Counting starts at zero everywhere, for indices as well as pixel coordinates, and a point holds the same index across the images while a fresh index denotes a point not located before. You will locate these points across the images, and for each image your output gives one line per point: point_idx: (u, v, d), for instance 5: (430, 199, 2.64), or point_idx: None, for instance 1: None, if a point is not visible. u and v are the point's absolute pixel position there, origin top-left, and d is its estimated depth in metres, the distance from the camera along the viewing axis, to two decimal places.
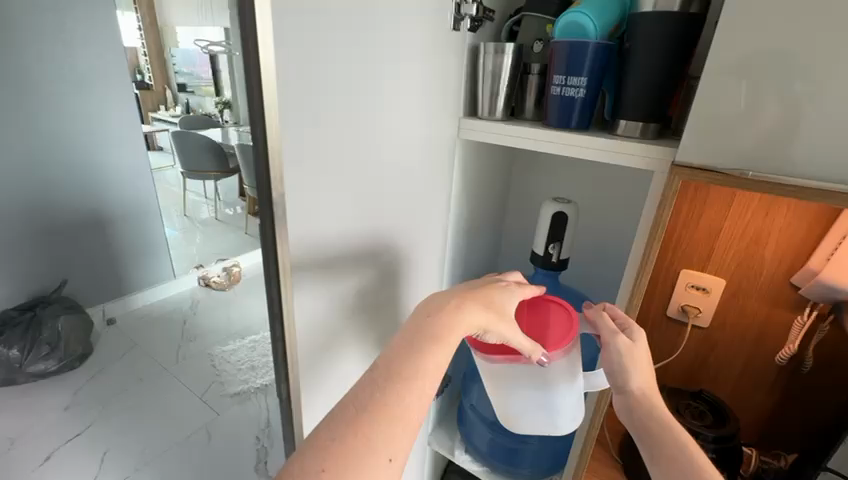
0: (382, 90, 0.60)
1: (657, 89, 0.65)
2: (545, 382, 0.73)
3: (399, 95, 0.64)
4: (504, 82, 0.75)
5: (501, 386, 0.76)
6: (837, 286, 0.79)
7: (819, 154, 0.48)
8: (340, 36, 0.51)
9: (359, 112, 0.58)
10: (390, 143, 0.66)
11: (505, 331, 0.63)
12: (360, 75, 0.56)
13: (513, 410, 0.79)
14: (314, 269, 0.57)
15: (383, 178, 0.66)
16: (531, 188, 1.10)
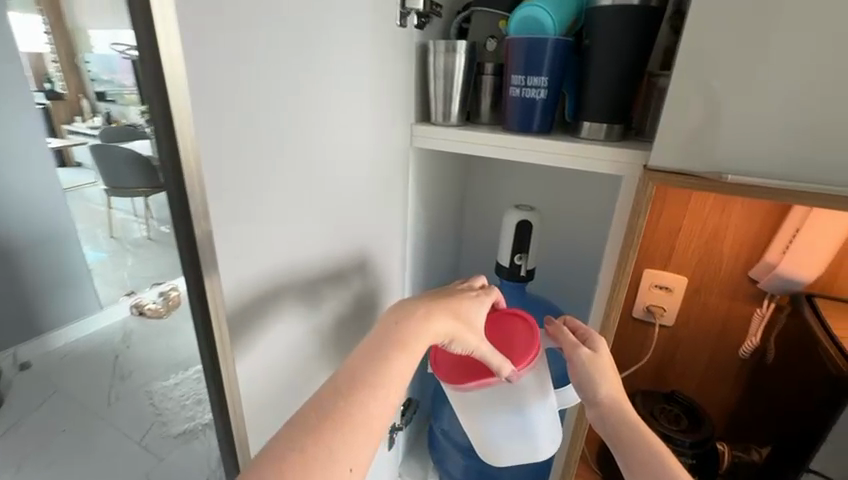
0: (326, 101, 0.51)
1: (620, 88, 0.61)
2: (516, 404, 0.67)
3: (347, 105, 0.55)
4: (458, 84, 0.69)
5: (471, 412, 0.69)
6: (795, 276, 0.80)
7: (796, 156, 0.46)
8: (273, 39, 0.42)
9: (300, 129, 0.48)
10: (340, 161, 0.56)
11: (472, 343, 0.55)
12: (300, 86, 0.47)
13: (491, 440, 0.73)
14: (252, 315, 0.47)
15: (333, 201, 0.57)
16: (490, 194, 1.05)
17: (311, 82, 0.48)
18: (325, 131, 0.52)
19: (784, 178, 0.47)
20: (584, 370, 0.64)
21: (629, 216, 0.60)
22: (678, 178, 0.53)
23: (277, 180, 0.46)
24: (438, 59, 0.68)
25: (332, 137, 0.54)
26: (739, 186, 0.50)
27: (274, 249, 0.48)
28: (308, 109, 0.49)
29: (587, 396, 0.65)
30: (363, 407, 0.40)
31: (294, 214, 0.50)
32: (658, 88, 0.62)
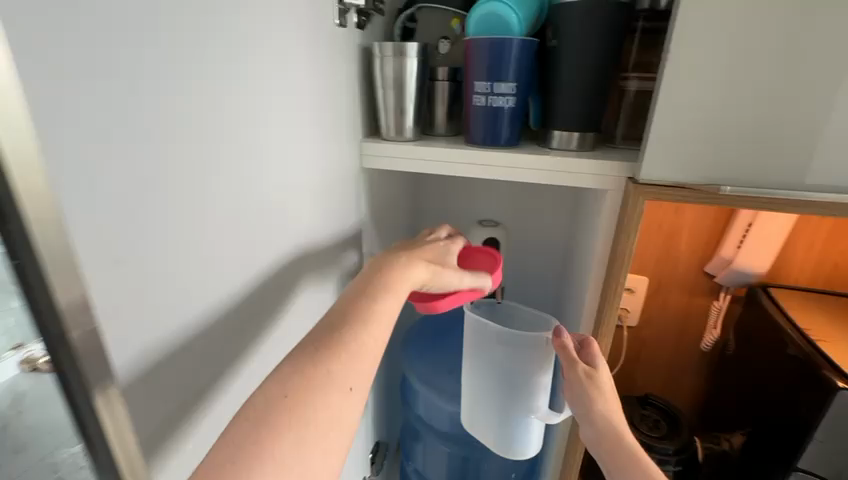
0: (253, 135, 0.40)
1: (591, 93, 0.56)
2: (511, 356, 0.63)
3: (281, 136, 0.44)
4: (411, 93, 0.59)
5: (466, 359, 0.68)
6: (750, 269, 0.82)
7: (786, 162, 0.45)
8: (169, 60, 0.31)
9: (222, 174, 0.37)
10: (277, 204, 0.45)
11: (443, 276, 0.53)
12: (215, 119, 0.35)
13: (481, 398, 0.68)
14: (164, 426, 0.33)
15: (273, 256, 0.46)
16: (441, 211, 0.96)
17: (231, 113, 0.37)
18: (255, 172, 0.41)
19: (771, 181, 0.46)
20: (578, 386, 0.57)
21: (615, 234, 0.54)
22: (672, 193, 0.48)
23: (192, 245, 0.34)
24: (385, 64, 0.57)
25: (265, 177, 0.43)
26: (737, 196, 0.47)
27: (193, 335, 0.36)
28: (230, 148, 0.37)
29: (579, 414, 0.58)
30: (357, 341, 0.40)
31: (220, 283, 0.38)
32: (625, 93, 0.59)
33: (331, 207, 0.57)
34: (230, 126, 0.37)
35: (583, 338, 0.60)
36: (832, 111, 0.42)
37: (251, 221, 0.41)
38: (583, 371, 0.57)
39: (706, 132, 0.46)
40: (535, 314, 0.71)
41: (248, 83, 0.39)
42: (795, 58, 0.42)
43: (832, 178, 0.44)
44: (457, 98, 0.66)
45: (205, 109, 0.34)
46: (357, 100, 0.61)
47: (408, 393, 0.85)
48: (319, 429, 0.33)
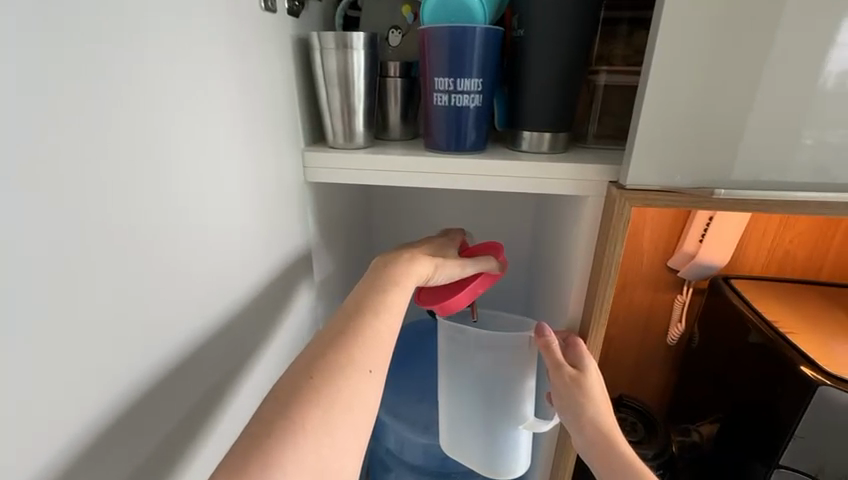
0: (147, 165, 0.32)
1: (562, 88, 0.51)
2: (498, 356, 0.57)
3: (191, 162, 0.36)
4: (360, 92, 0.51)
5: (448, 362, 0.60)
6: (711, 262, 0.82)
7: (771, 163, 0.43)
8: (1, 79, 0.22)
9: (98, 219, 0.28)
10: (190, 245, 0.37)
11: (450, 268, 0.54)
12: (82, 150, 0.27)
13: (462, 408, 0.61)
14: None
15: (187, 312, 0.37)
16: (395, 221, 0.88)
17: (108, 138, 0.29)
18: (154, 210, 0.33)
19: (753, 180, 0.44)
20: (564, 394, 0.51)
21: (597, 244, 0.50)
22: (659, 198, 0.45)
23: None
24: (328, 58, 0.49)
25: (171, 215, 0.34)
26: (734, 199, 0.44)
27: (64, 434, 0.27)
28: (110, 184, 0.29)
29: (568, 423, 0.52)
30: (367, 329, 0.43)
31: (105, 358, 0.29)
32: (597, 91, 0.57)
33: (269, 235, 0.49)
34: (108, 156, 0.29)
35: (569, 336, 0.54)
36: (810, 105, 0.41)
37: (149, 272, 0.32)
38: (569, 376, 0.51)
39: (689, 130, 0.43)
40: (517, 320, 0.65)
41: (133, 99, 0.30)
42: (775, 52, 0.40)
43: (808, 175, 0.43)
44: (411, 98, 0.59)
45: (63, 136, 0.26)
46: (297, 103, 0.52)
47: (374, 427, 0.76)
48: (340, 408, 0.37)
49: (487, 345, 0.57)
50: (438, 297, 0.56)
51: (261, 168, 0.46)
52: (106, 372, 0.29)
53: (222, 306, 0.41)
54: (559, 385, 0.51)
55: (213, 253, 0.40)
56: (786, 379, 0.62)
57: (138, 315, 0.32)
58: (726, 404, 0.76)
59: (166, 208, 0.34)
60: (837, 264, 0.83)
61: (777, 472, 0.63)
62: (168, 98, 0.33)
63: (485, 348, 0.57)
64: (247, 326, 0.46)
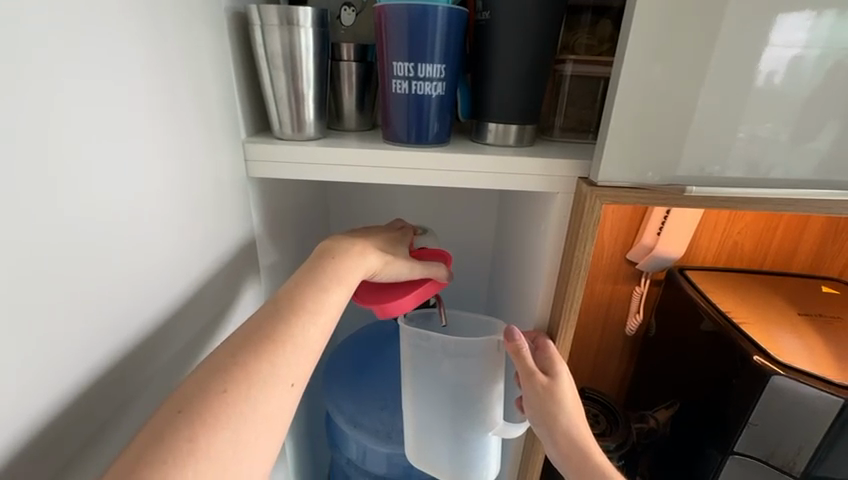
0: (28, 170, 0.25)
1: (529, 79, 0.48)
2: (467, 359, 0.54)
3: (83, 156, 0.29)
4: (309, 77, 0.45)
5: (415, 368, 0.57)
6: (669, 256, 0.83)
7: (738, 161, 0.42)
8: None
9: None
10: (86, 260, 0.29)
11: (398, 269, 0.51)
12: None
13: (430, 414, 0.58)
14: None
15: (81, 342, 0.30)
16: (353, 217, 0.83)
17: None
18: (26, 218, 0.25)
19: (721, 177, 0.43)
20: (537, 402, 0.50)
21: (567, 241, 0.48)
22: (629, 195, 0.44)
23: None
24: (270, 37, 0.43)
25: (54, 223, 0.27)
26: (702, 197, 0.43)
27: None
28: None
29: (540, 430, 0.51)
30: (300, 332, 0.38)
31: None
32: (564, 82, 0.54)
33: (205, 239, 0.42)
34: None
35: (538, 338, 0.52)
36: (776, 103, 0.40)
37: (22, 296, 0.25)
38: (541, 384, 0.49)
39: (660, 125, 0.41)
40: (481, 319, 0.62)
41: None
42: (746, 46, 0.39)
43: (773, 173, 0.43)
44: (368, 87, 0.54)
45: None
46: (236, 87, 0.46)
47: (334, 436, 0.72)
48: (254, 427, 0.32)
49: (454, 350, 0.54)
50: (376, 299, 0.52)
51: (188, 162, 0.39)
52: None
53: (135, 330, 0.34)
54: (532, 393, 0.50)
55: (121, 268, 0.32)
56: (741, 368, 0.64)
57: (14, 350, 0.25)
58: (684, 392, 0.77)
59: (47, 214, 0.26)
60: (779, 254, 0.87)
61: (733, 458, 0.66)
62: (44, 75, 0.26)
63: (452, 355, 0.55)
64: (175, 347, 0.39)
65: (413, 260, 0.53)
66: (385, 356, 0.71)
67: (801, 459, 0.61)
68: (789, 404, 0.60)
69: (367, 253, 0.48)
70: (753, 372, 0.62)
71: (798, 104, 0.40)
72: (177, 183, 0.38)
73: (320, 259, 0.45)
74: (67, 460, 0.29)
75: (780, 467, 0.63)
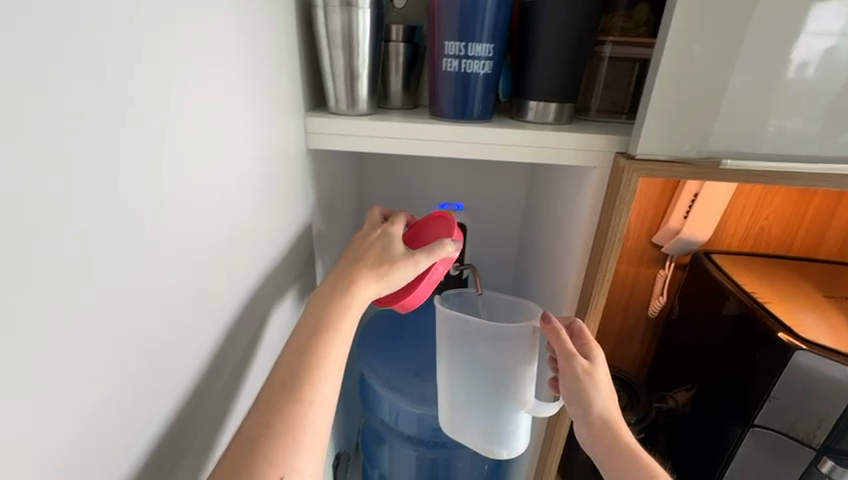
0: (175, 135, 0.29)
1: (570, 60, 0.50)
2: (506, 339, 0.57)
3: (196, 129, 0.33)
4: (365, 55, 0.49)
5: (455, 345, 0.60)
6: (694, 238, 0.85)
7: (771, 137, 0.45)
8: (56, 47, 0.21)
9: (105, 190, 0.24)
10: (197, 222, 0.33)
11: (404, 268, 0.49)
12: (89, 106, 0.23)
13: (465, 388, 0.61)
14: None
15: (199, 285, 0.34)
16: (388, 193, 0.87)
17: (138, 98, 0.26)
18: (161, 181, 0.29)
19: (754, 152, 0.45)
20: (575, 383, 0.53)
21: (602, 212, 0.51)
22: (666, 170, 0.46)
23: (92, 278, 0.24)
24: (331, 17, 0.46)
25: (177, 187, 0.31)
26: (736, 171, 0.45)
27: (97, 408, 0.25)
28: (117, 148, 0.25)
29: (573, 408, 0.54)
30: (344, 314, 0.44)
31: (130, 335, 0.27)
32: (601, 64, 0.56)
33: (271, 204, 0.47)
34: (117, 116, 0.25)
35: (573, 325, 0.55)
36: (816, 82, 0.42)
37: (158, 245, 0.29)
38: (581, 367, 0.53)
39: (701, 101, 0.44)
40: (514, 300, 0.64)
41: (151, 46, 0.27)
42: (787, 26, 0.40)
43: (809, 149, 0.45)
44: (413, 67, 0.57)
45: (69, 87, 0.22)
46: (300, 65, 0.51)
47: (369, 399, 0.77)
48: None
49: (488, 332, 0.57)
50: (395, 298, 0.52)
51: (264, 133, 0.43)
52: (137, 346, 0.28)
53: (230, 280, 0.39)
54: (571, 376, 0.53)
55: (218, 228, 0.37)
56: (765, 345, 0.66)
57: (154, 289, 0.29)
58: (704, 370, 0.80)
59: (173, 180, 0.30)
60: (808, 239, 0.88)
61: (753, 431, 0.68)
62: (175, 55, 0.30)
63: (487, 336, 0.58)
64: (251, 297, 0.44)
65: (416, 255, 0.50)
66: (418, 325, 0.75)
67: (821, 431, 0.63)
68: (812, 378, 0.62)
69: (368, 270, 0.48)
70: (777, 347, 0.64)
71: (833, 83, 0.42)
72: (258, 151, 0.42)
73: (335, 280, 0.48)
74: (183, 383, 0.34)
75: (799, 439, 0.65)
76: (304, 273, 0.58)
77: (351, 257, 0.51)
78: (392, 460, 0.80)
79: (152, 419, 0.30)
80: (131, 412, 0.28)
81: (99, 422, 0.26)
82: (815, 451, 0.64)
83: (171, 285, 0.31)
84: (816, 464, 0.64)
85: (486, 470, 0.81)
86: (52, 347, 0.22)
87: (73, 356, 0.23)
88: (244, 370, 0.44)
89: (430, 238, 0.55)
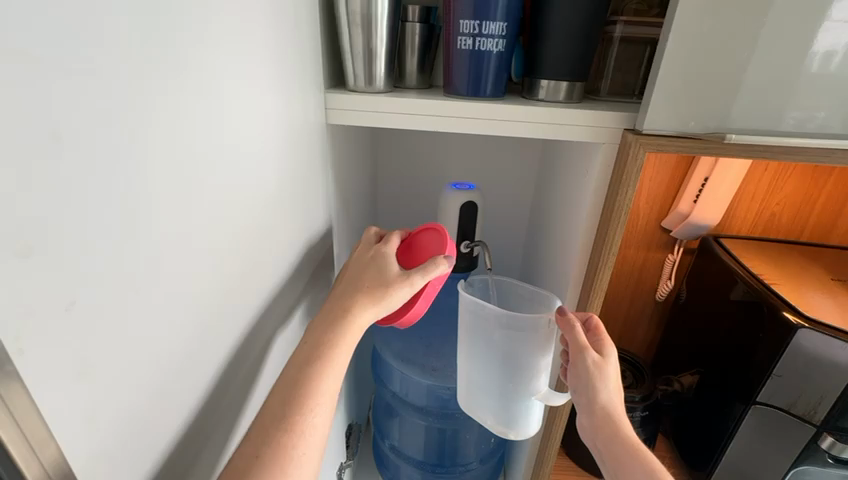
0: (208, 101, 0.33)
1: (581, 39, 0.52)
2: (519, 331, 0.57)
3: (232, 100, 0.36)
4: (382, 34, 0.52)
5: (472, 332, 0.61)
6: (704, 223, 0.85)
7: (772, 112, 0.47)
8: (115, 16, 0.24)
9: (160, 146, 0.28)
10: (232, 185, 0.37)
11: (401, 288, 0.49)
12: (148, 70, 0.27)
13: (482, 373, 0.62)
14: (115, 442, 0.26)
15: (234, 239, 0.38)
16: (402, 173, 0.90)
17: (180, 65, 0.29)
18: (204, 144, 0.33)
19: (756, 126, 0.47)
20: (585, 374, 0.55)
21: (610, 186, 0.53)
22: (672, 143, 0.49)
23: (152, 222, 0.28)
24: None
25: (216, 152, 0.34)
26: (741, 145, 0.48)
27: (157, 338, 0.29)
28: (169, 110, 0.29)
29: (580, 400, 0.56)
30: (364, 298, 0.47)
31: (181, 277, 0.31)
32: (614, 44, 0.57)
33: (295, 174, 0.50)
34: (170, 81, 0.29)
35: (590, 321, 0.57)
36: (813, 58, 0.44)
37: (202, 201, 0.33)
38: (593, 361, 0.54)
39: (703, 78, 0.46)
40: (533, 291, 0.64)
41: (192, 17, 0.30)
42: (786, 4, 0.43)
43: (807, 124, 0.47)
44: (429, 48, 0.59)
45: (132, 51, 0.25)
46: (320, 42, 0.53)
47: (381, 372, 0.80)
48: None
49: (505, 322, 0.57)
50: (395, 317, 0.54)
51: (287, 107, 0.46)
52: (185, 285, 0.32)
53: (259, 237, 0.43)
54: (582, 367, 0.54)
55: (249, 193, 0.40)
56: (768, 323, 0.68)
57: (199, 239, 0.33)
58: (709, 351, 0.81)
59: (212, 145, 0.34)
60: (819, 228, 0.88)
61: (755, 408, 0.70)
62: (215, 30, 0.33)
63: (503, 326, 0.57)
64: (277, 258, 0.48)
65: (410, 275, 0.50)
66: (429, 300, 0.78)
67: (822, 407, 0.64)
68: (813, 356, 0.64)
69: (363, 292, 0.48)
70: (781, 327, 0.65)
71: (832, 60, 0.44)
72: (283, 123, 0.45)
73: (341, 290, 0.49)
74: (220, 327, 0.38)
75: (800, 416, 0.67)
76: (323, 245, 0.61)
77: (355, 268, 0.52)
78: (403, 431, 0.83)
79: (197, 357, 0.34)
80: (183, 347, 0.32)
81: (160, 350, 0.30)
82: (815, 428, 0.65)
83: (212, 238, 0.35)
84: (817, 442, 0.66)
85: (493, 442, 0.84)
86: (124, 278, 0.26)
87: (139, 289, 0.27)
88: (271, 328, 0.47)
89: (433, 245, 0.55)
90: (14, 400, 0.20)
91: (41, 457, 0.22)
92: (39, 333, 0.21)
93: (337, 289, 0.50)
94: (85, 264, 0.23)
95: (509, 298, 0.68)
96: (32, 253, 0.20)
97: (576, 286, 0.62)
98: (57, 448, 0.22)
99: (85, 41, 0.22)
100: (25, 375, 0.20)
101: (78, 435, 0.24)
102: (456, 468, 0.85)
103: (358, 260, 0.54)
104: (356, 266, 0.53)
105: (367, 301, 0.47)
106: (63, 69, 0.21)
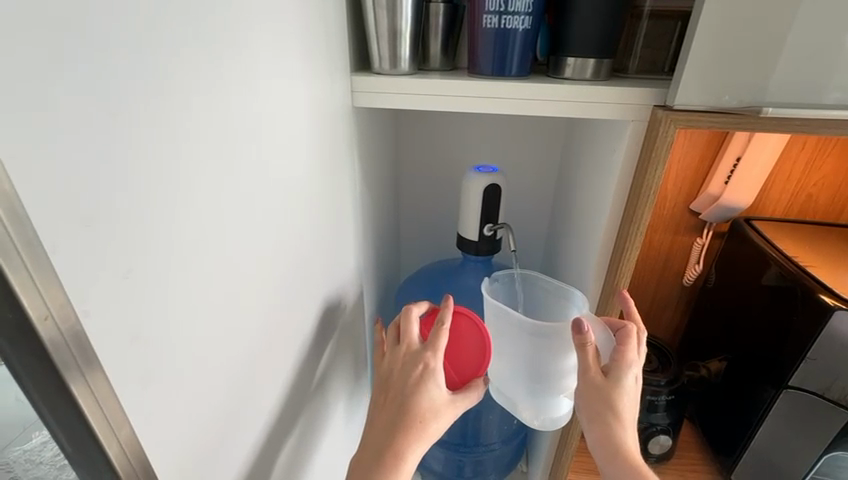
0: (244, 82, 0.34)
1: (609, 15, 0.51)
2: (543, 335, 0.58)
3: (268, 80, 0.38)
4: (407, 15, 0.53)
5: (500, 331, 0.62)
6: (735, 205, 0.82)
7: (809, 86, 0.45)
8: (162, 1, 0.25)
9: (205, 123, 0.30)
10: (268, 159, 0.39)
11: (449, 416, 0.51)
12: (189, 47, 0.28)
13: (511, 375, 0.63)
14: (168, 404, 0.29)
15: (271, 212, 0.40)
16: (425, 157, 0.90)
17: (218, 48, 0.31)
18: (241, 123, 0.34)
19: (791, 101, 0.46)
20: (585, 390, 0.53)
21: (640, 163, 0.52)
22: (704, 118, 0.48)
23: (197, 196, 0.29)
24: None
25: (255, 129, 0.36)
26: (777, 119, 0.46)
27: (204, 310, 0.31)
28: (213, 91, 0.30)
29: None
30: (415, 431, 0.47)
31: (223, 253, 0.33)
32: (642, 19, 0.56)
33: (325, 155, 0.51)
34: (211, 63, 0.30)
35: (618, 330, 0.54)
36: None
37: (243, 184, 0.35)
38: (593, 378, 0.52)
39: (737, 52, 0.45)
40: (557, 285, 0.64)
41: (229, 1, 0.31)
42: None
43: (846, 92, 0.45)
44: (452, 27, 0.59)
45: (180, 35, 0.27)
46: (346, 25, 0.54)
47: None
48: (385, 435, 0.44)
49: (530, 329, 0.58)
50: None
51: (316, 89, 0.47)
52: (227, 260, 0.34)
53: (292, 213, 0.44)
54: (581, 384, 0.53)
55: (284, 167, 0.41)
56: (804, 305, 0.66)
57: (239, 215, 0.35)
58: (739, 336, 0.79)
59: (250, 127, 0.35)
60: None
61: (787, 393, 0.69)
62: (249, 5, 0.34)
63: (530, 331, 0.58)
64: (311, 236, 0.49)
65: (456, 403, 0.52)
66: (455, 284, 0.79)
67: None
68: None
69: (418, 426, 0.48)
70: (817, 309, 0.64)
71: None
72: (312, 101, 0.47)
73: (389, 412, 0.50)
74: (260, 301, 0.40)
75: (836, 401, 0.65)
76: (350, 224, 0.63)
77: (402, 379, 0.52)
78: None
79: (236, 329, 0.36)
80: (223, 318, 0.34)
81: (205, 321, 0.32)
82: None
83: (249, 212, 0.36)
84: None
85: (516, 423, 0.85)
86: (173, 250, 0.28)
87: (187, 258, 0.29)
88: (302, 304, 0.49)
89: (472, 350, 0.57)
90: (84, 364, 0.22)
91: (120, 440, 0.25)
92: (102, 301, 0.23)
93: (382, 404, 0.51)
94: (140, 237, 0.25)
95: (534, 286, 0.69)
96: (95, 223, 0.22)
97: (601, 266, 0.61)
98: (114, 396, 0.24)
99: (134, 24, 0.24)
100: (99, 353, 0.23)
101: (133, 391, 0.26)
102: (478, 448, 0.86)
103: (399, 360, 0.54)
104: (398, 368, 0.53)
105: (421, 428, 0.48)
106: (115, 45, 0.22)
